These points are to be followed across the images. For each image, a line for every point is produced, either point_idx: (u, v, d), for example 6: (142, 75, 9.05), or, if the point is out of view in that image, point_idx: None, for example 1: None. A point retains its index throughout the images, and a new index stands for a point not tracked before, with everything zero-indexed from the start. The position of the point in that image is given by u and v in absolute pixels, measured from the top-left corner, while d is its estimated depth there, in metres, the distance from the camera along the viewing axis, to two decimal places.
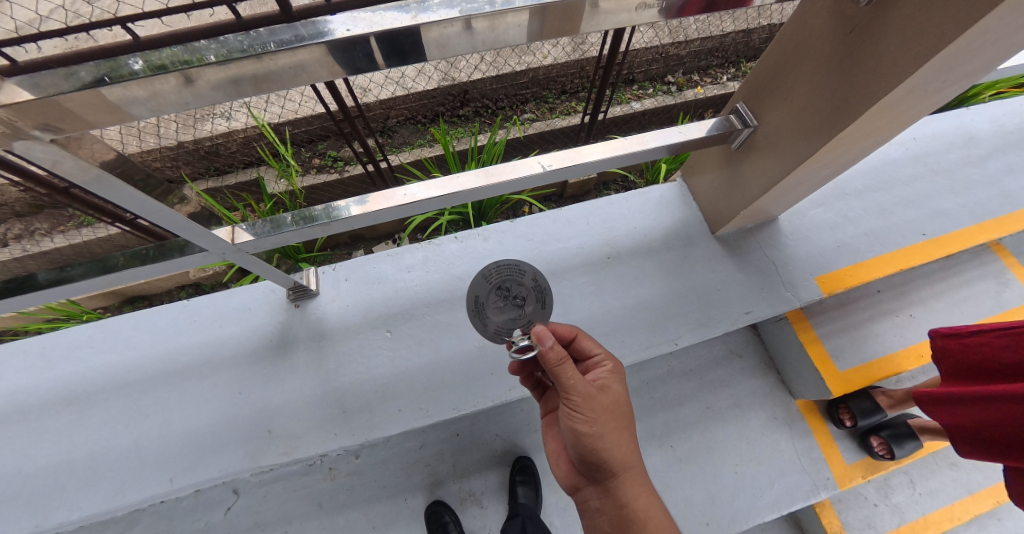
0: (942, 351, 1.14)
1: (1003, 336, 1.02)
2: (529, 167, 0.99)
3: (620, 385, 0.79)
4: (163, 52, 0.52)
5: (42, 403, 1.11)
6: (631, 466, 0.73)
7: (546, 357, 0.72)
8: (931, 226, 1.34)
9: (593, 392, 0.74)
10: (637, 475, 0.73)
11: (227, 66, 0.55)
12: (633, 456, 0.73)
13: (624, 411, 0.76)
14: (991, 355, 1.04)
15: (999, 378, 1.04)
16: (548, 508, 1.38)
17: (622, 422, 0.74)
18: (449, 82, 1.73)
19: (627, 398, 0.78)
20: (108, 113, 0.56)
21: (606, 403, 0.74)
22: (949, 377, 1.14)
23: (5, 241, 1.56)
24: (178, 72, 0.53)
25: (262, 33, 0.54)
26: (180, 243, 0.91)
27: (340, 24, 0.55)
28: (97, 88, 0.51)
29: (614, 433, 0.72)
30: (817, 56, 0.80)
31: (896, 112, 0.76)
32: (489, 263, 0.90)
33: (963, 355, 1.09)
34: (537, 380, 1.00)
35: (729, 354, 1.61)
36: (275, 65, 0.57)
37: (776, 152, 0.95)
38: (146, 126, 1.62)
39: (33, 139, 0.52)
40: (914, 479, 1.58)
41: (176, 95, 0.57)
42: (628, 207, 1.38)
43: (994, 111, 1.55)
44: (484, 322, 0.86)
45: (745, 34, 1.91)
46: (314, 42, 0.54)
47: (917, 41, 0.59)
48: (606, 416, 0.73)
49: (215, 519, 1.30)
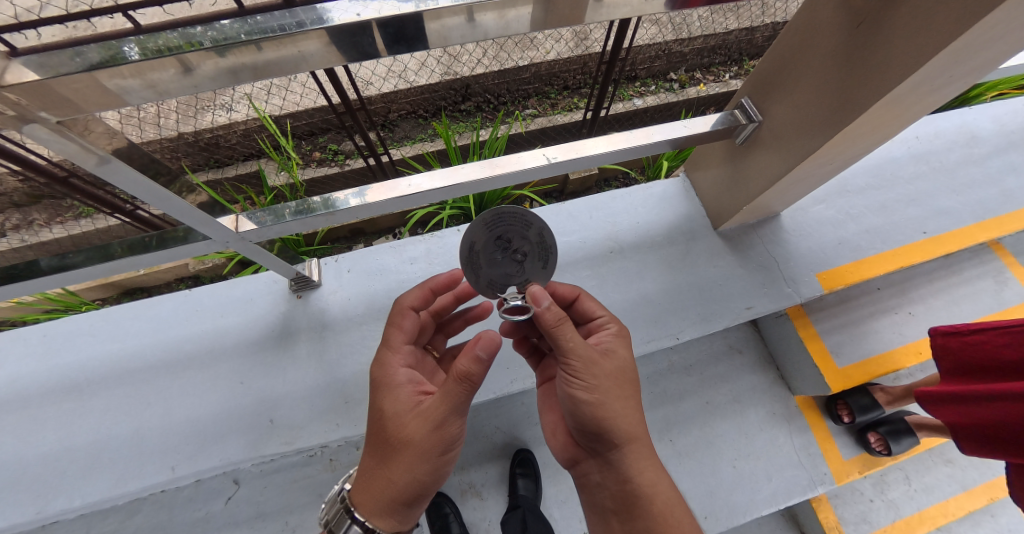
0: (942, 350, 1.15)
1: (1005, 334, 1.03)
2: (533, 158, 0.98)
3: (624, 351, 0.79)
4: (160, 38, 0.52)
5: (42, 392, 1.11)
6: (637, 438, 0.74)
7: (544, 318, 0.71)
8: (932, 224, 1.35)
9: (595, 359, 0.73)
10: (643, 448, 0.74)
11: (224, 54, 0.54)
12: (638, 427, 0.74)
13: (628, 377, 0.76)
14: (992, 353, 1.05)
15: (999, 376, 1.05)
16: (548, 500, 1.38)
17: (626, 390, 0.74)
18: (451, 76, 1.72)
19: (631, 364, 0.78)
20: (104, 99, 0.55)
21: (609, 369, 0.74)
22: (949, 375, 1.15)
23: (2, 231, 1.55)
24: (172, 58, 0.52)
25: (262, 19, 0.53)
26: (182, 232, 0.90)
27: (342, 12, 0.55)
28: (93, 73, 0.51)
29: (617, 401, 0.72)
30: (823, 49, 0.79)
31: (902, 107, 0.76)
32: (492, 206, 0.80)
33: (963, 354, 1.11)
34: (533, 346, 1.02)
35: (729, 350, 1.61)
36: (273, 54, 0.57)
37: (777, 142, 0.96)
38: (147, 116, 1.61)
39: (40, 121, 0.52)
40: (910, 475, 1.60)
41: (174, 83, 0.57)
42: (631, 202, 1.38)
43: (996, 111, 1.55)
44: (477, 274, 0.83)
45: (749, 32, 1.91)
46: (311, 28, 0.54)
47: (925, 33, 0.59)
48: (609, 381, 0.73)
49: (215, 509, 1.30)
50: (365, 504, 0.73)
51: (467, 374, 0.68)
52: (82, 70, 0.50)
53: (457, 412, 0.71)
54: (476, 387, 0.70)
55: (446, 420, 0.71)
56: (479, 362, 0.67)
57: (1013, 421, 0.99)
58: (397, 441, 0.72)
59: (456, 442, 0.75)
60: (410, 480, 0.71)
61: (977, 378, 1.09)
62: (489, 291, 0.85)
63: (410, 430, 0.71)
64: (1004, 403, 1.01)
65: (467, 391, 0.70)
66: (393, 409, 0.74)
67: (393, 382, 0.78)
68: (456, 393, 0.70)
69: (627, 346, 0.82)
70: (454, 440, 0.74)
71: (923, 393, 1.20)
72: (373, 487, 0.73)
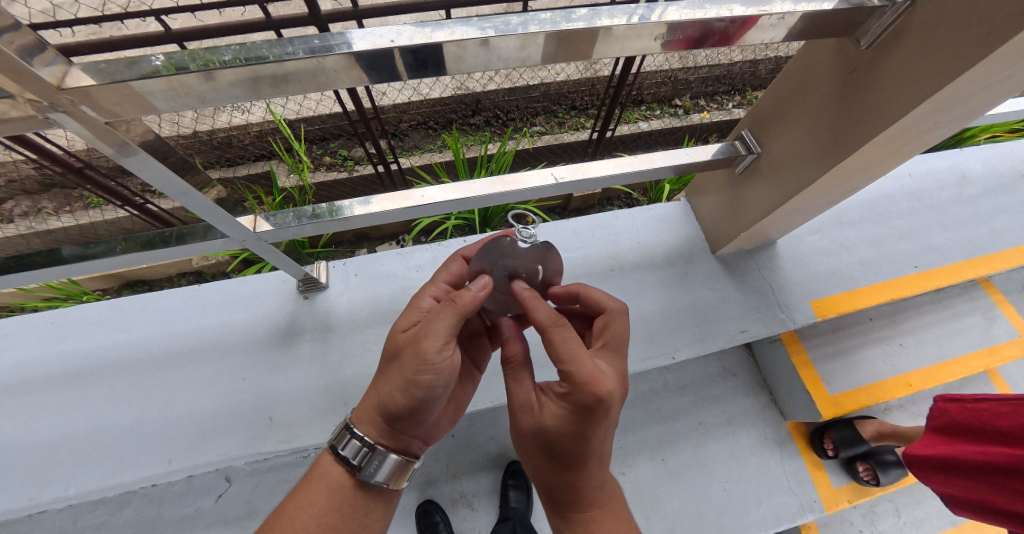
0: (941, 412, 1.10)
1: (1006, 403, 0.97)
2: (541, 178, 1.02)
3: (562, 422, 0.65)
4: (186, 52, 0.55)
5: (45, 377, 1.13)
6: (557, 495, 0.72)
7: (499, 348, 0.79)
8: (923, 258, 1.39)
9: (520, 409, 0.72)
10: (563, 505, 0.71)
11: (249, 69, 0.56)
12: (558, 488, 0.71)
13: (548, 444, 0.68)
14: (984, 417, 1.00)
15: (988, 442, 0.98)
16: (538, 513, 1.39)
17: (546, 454, 0.70)
18: (463, 91, 1.79)
19: (564, 436, 0.66)
20: (132, 104, 0.57)
21: (529, 428, 0.71)
22: (945, 438, 1.09)
23: (10, 218, 1.58)
24: (199, 72, 0.55)
25: (285, 41, 0.57)
26: (203, 229, 0.93)
27: (362, 38, 0.58)
28: (133, 83, 0.53)
29: (532, 453, 0.72)
30: (819, 91, 0.83)
31: (893, 147, 0.79)
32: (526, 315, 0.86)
33: (959, 416, 1.06)
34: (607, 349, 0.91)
35: (723, 373, 1.63)
36: (293, 70, 0.58)
37: (776, 176, 0.99)
38: (169, 115, 1.68)
39: (77, 112, 0.54)
40: (899, 507, 1.60)
41: (200, 91, 0.58)
42: (633, 222, 1.42)
43: (988, 153, 1.61)
44: (545, 257, 0.80)
45: (751, 65, 1.99)
46: (336, 53, 0.57)
47: (913, 84, 0.64)
48: (528, 438, 0.72)
49: (206, 506, 1.30)
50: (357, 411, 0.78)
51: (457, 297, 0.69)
52: (134, 78, 0.53)
53: (440, 336, 0.67)
54: (462, 315, 0.68)
55: (423, 339, 0.67)
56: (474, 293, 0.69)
57: (1008, 494, 0.91)
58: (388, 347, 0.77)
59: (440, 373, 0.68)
60: (390, 396, 0.71)
61: (968, 442, 1.03)
62: (492, 240, 0.78)
63: (399, 344, 0.72)
64: (995, 471, 0.94)
65: (455, 318, 0.68)
66: (399, 327, 0.77)
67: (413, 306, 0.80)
68: (442, 317, 0.68)
69: (578, 420, 0.64)
70: (433, 369, 0.67)
71: (913, 452, 1.14)
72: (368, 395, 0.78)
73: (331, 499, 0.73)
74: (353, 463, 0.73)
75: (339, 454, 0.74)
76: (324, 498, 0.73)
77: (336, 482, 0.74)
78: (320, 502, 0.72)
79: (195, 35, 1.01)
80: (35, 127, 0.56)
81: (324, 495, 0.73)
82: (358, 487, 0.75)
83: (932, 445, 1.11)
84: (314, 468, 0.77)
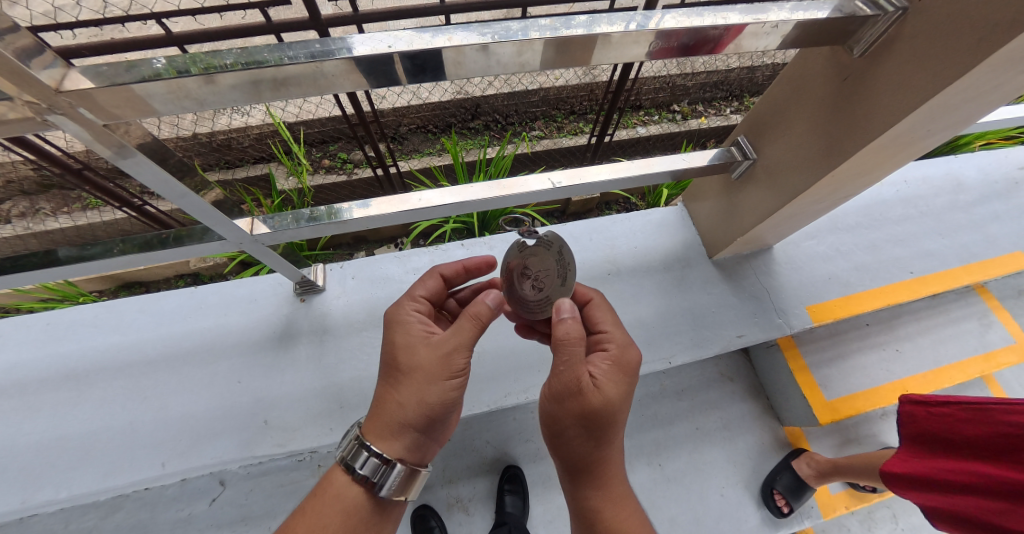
0: (908, 420, 1.11)
1: (967, 409, 1.00)
2: (539, 182, 1.03)
3: (618, 389, 0.72)
4: (187, 56, 0.55)
5: (40, 378, 1.12)
6: (598, 467, 0.74)
7: (554, 331, 0.70)
8: (919, 264, 1.39)
9: (584, 388, 0.69)
10: (600, 476, 0.74)
11: (247, 72, 0.56)
12: (601, 457, 0.74)
13: (608, 418, 0.71)
14: (951, 426, 1.02)
15: (973, 454, 0.97)
16: (535, 519, 1.38)
17: (604, 427, 0.71)
18: (462, 96, 1.80)
19: (619, 403, 0.72)
20: (132, 107, 0.57)
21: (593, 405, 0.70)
22: (914, 447, 1.10)
23: (8, 218, 1.58)
24: (200, 75, 0.55)
25: (282, 46, 0.57)
26: (201, 231, 0.93)
27: (361, 43, 0.59)
28: (136, 85, 0.54)
29: (586, 432, 0.71)
30: (812, 97, 0.84)
31: (886, 154, 0.80)
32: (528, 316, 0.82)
33: (926, 424, 1.07)
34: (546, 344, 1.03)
35: (721, 377, 1.64)
36: (293, 74, 0.59)
37: (771, 183, 1.00)
38: (169, 117, 1.68)
39: (73, 113, 0.54)
40: (897, 514, 1.60)
41: (200, 93, 0.58)
42: (630, 227, 1.43)
43: (982, 160, 1.62)
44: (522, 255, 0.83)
45: (749, 71, 2.00)
46: (337, 57, 0.57)
47: (905, 91, 0.65)
48: (585, 416, 0.70)
49: (200, 510, 1.29)
50: (374, 429, 0.74)
51: (478, 314, 0.72)
52: (134, 81, 0.53)
53: (466, 348, 0.74)
54: (484, 330, 0.74)
55: (452, 352, 0.73)
56: (490, 308, 0.72)
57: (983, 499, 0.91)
58: (401, 363, 0.75)
59: (465, 375, 0.76)
60: (415, 409, 0.73)
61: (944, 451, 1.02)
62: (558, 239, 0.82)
63: (419, 357, 0.74)
64: (985, 484, 0.91)
65: (476, 332, 0.73)
66: (405, 342, 0.77)
67: (405, 319, 0.80)
68: (466, 332, 0.73)
69: (625, 380, 0.75)
70: (461, 374, 0.75)
71: (890, 469, 1.12)
72: (381, 411, 0.74)
73: (347, 521, 0.71)
74: (370, 483, 0.73)
75: (356, 473, 0.73)
76: (338, 520, 0.71)
77: (352, 502, 0.73)
78: (335, 524, 0.70)
79: (197, 37, 1.01)
80: (34, 129, 0.56)
81: (340, 517, 0.71)
82: (374, 506, 0.75)
83: (909, 460, 1.09)
84: (326, 486, 0.75)
